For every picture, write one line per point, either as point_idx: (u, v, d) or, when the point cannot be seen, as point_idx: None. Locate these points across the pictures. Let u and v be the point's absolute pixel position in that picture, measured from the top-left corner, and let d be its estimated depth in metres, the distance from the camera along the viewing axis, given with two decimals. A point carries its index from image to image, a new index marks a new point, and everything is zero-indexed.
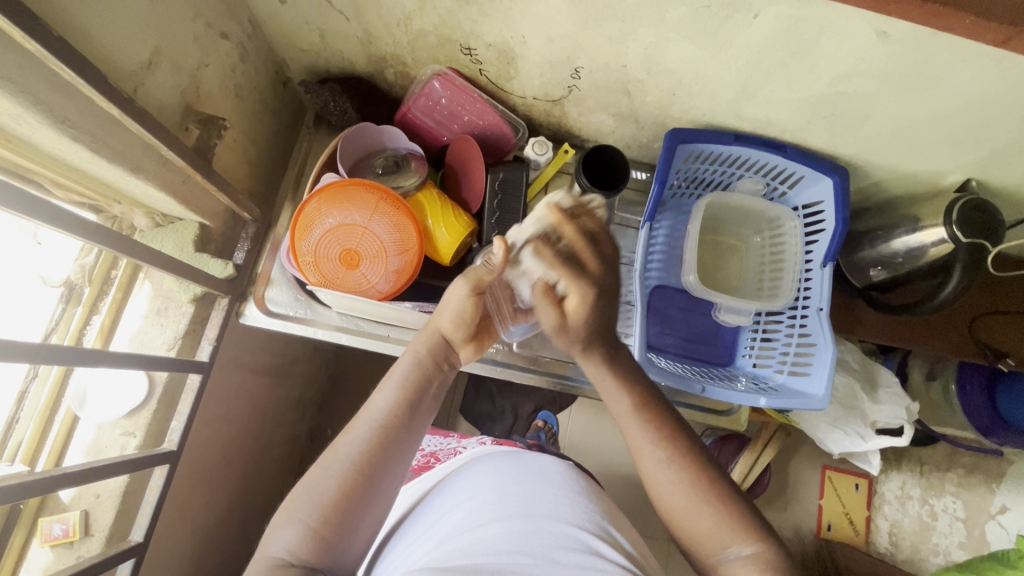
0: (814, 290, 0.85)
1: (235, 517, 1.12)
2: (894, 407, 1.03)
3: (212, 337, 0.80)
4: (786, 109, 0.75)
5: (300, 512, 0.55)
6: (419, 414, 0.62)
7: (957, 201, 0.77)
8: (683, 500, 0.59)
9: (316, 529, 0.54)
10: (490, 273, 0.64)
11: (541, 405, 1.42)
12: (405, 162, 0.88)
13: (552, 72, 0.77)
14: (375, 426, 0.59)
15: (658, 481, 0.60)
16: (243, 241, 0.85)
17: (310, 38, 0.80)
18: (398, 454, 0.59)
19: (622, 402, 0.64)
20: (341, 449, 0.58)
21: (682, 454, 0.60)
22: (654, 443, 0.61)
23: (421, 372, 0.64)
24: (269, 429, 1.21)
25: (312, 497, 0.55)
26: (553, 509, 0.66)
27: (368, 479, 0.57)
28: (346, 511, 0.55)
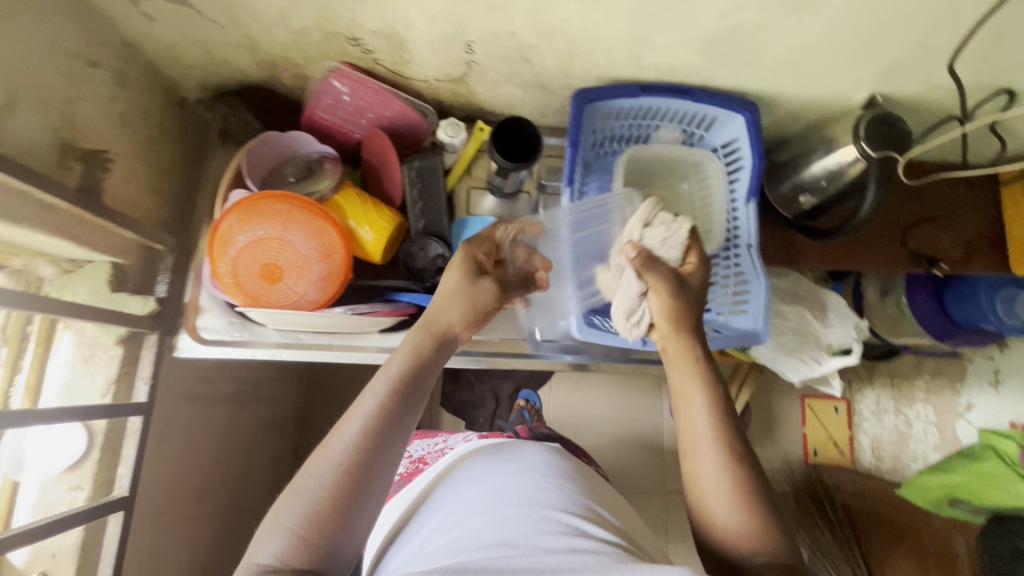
0: (742, 227, 0.86)
1: (223, 548, 1.11)
2: (844, 327, 1.06)
3: (147, 375, 0.77)
4: (683, 52, 0.74)
5: (285, 519, 0.51)
6: (409, 407, 0.57)
7: (862, 118, 0.79)
8: (723, 497, 0.57)
9: (307, 537, 0.49)
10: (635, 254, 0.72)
11: (520, 384, 1.51)
12: (318, 166, 0.86)
13: (445, 49, 0.75)
14: (362, 428, 0.54)
15: (705, 474, 0.59)
16: (163, 273, 0.81)
17: (192, 52, 0.77)
18: (393, 446, 0.55)
19: (692, 390, 0.63)
20: (331, 452, 0.53)
21: (736, 460, 0.58)
22: (713, 437, 0.60)
23: (419, 364, 0.60)
24: (242, 455, 1.20)
25: (300, 504, 0.51)
26: (534, 500, 0.65)
27: (359, 486, 0.52)
28: (335, 514, 0.51)
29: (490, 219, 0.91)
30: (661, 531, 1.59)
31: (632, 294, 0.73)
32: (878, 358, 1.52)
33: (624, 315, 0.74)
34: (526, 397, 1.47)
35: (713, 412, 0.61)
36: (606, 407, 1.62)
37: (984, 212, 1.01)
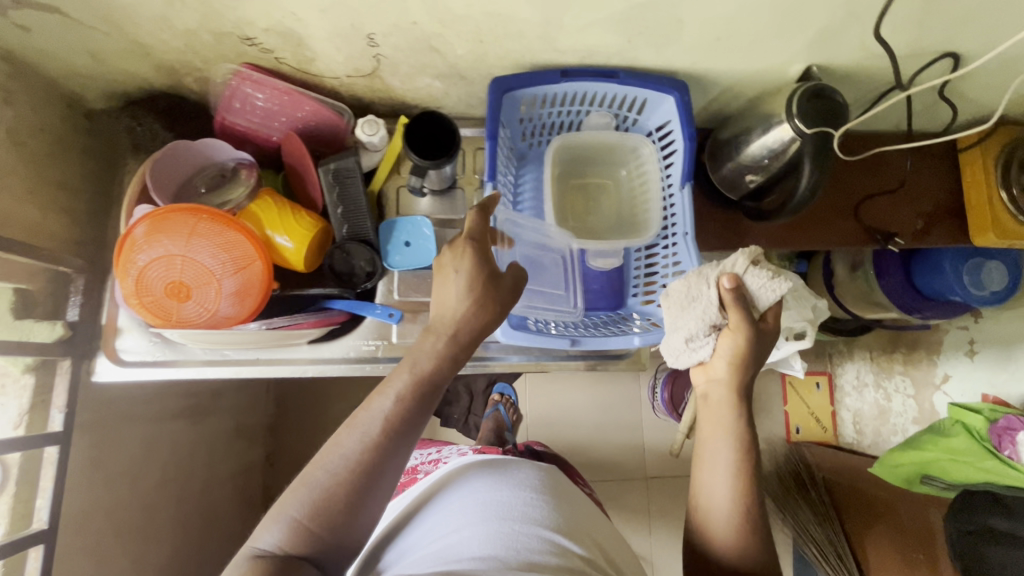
0: (678, 214, 0.82)
1: (193, 561, 1.10)
2: (800, 309, 1.01)
3: (62, 404, 0.75)
4: (599, 32, 0.70)
5: (290, 507, 0.52)
6: (423, 409, 0.57)
7: (796, 91, 0.74)
8: (724, 503, 0.62)
9: (306, 523, 0.51)
10: (728, 291, 0.65)
11: (496, 379, 1.54)
12: (234, 174, 0.83)
13: (347, 44, 0.71)
14: (378, 426, 0.54)
15: (712, 490, 0.63)
16: (75, 296, 0.79)
17: (83, 63, 0.73)
18: (404, 445, 0.55)
19: (724, 414, 0.65)
20: (343, 443, 0.54)
21: (746, 487, 0.61)
22: (731, 452, 0.63)
23: (440, 366, 0.59)
24: (209, 466, 1.18)
25: (305, 492, 0.52)
26: (523, 514, 0.64)
27: (365, 482, 0.53)
28: (339, 505, 0.52)
29: (420, 218, 0.87)
30: (643, 517, 1.58)
31: (704, 323, 0.67)
32: (851, 334, 1.49)
33: (685, 340, 0.69)
34: (501, 390, 1.54)
35: (735, 438, 0.64)
36: (581, 397, 1.60)
37: (942, 181, 0.97)
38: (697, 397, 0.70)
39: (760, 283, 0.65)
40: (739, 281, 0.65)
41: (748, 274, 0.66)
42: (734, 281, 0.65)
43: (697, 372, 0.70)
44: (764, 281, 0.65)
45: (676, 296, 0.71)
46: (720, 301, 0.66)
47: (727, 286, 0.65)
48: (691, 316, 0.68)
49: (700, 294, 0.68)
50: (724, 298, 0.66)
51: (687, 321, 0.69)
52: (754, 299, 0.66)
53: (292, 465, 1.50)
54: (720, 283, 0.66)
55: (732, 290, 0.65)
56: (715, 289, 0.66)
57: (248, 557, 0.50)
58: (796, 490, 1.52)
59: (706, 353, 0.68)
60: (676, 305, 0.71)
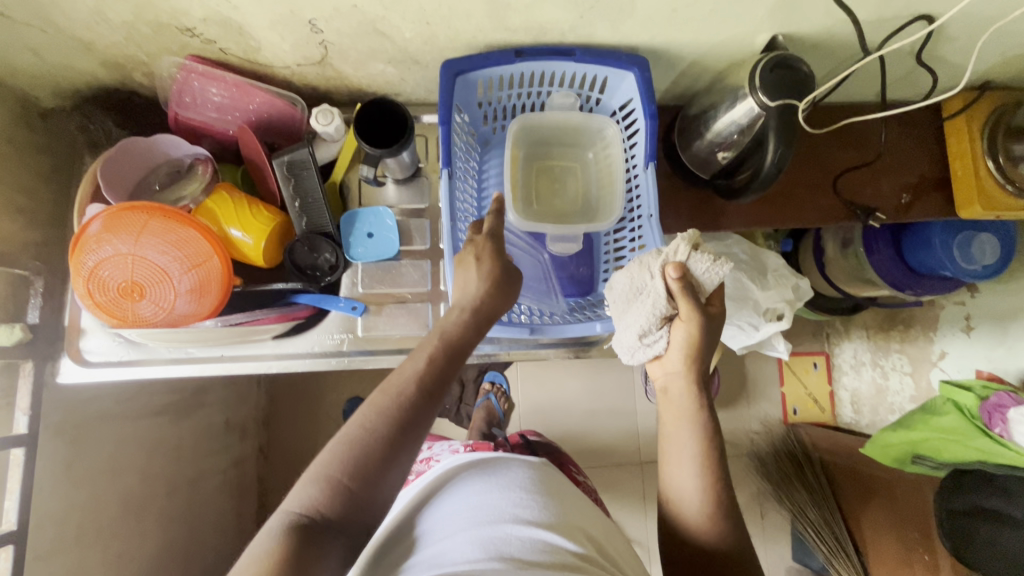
0: (643, 195, 0.79)
1: (184, 556, 1.10)
2: (780, 292, 1.02)
3: (26, 406, 0.75)
4: (549, 8, 0.67)
5: (323, 468, 0.50)
6: (453, 367, 0.58)
7: (759, 62, 0.71)
8: (692, 488, 0.61)
9: (341, 481, 0.49)
10: (672, 280, 0.62)
11: (486, 367, 1.54)
12: (190, 170, 0.82)
13: (290, 31, 0.69)
14: (411, 384, 0.54)
15: (680, 480, 0.62)
16: (35, 298, 0.79)
17: (26, 61, 0.72)
18: (435, 406, 0.55)
19: (681, 400, 0.64)
20: (377, 402, 0.53)
21: (714, 473, 0.60)
22: (690, 440, 0.62)
23: (465, 332, 0.61)
24: (198, 461, 1.19)
25: (339, 450, 0.50)
26: (514, 513, 0.62)
27: (401, 438, 0.52)
28: (375, 460, 0.50)
29: (383, 209, 0.86)
30: (639, 502, 1.57)
31: (653, 316, 0.64)
32: (845, 313, 1.46)
33: (638, 337, 0.66)
34: (492, 378, 1.53)
35: (694, 422, 0.63)
36: (572, 383, 1.59)
37: (926, 152, 0.93)
38: (656, 390, 0.68)
39: (704, 267, 0.62)
40: (682, 268, 0.63)
41: (690, 260, 0.63)
42: (677, 270, 0.62)
43: (654, 365, 0.68)
44: (707, 266, 0.62)
45: (620, 290, 0.68)
46: (666, 291, 0.63)
47: (671, 276, 0.62)
48: (639, 311, 0.65)
49: (644, 286, 0.65)
50: (671, 288, 0.63)
51: (636, 316, 0.66)
52: (699, 283, 0.64)
53: (285, 458, 1.51)
54: (663, 274, 0.63)
55: (677, 279, 0.62)
56: (661, 281, 0.63)
57: (280, 524, 0.47)
58: (795, 474, 1.48)
59: (660, 347, 0.65)
60: (622, 299, 0.68)
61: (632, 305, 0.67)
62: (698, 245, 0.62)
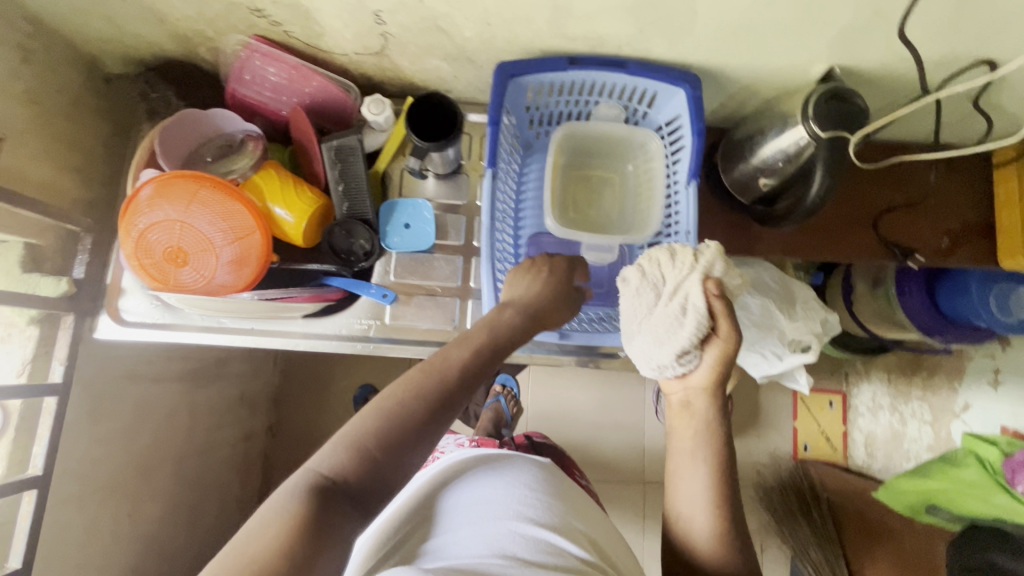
0: (682, 212, 0.79)
1: (185, 521, 1.12)
2: (808, 321, 1.01)
3: (63, 356, 0.77)
4: (610, 19, 0.68)
5: (356, 432, 0.49)
6: (491, 364, 0.60)
7: (813, 93, 0.71)
8: (703, 509, 0.60)
9: (372, 446, 0.48)
10: (713, 293, 0.62)
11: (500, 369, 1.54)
12: (240, 146, 0.84)
13: (355, 20, 0.71)
14: (452, 369, 0.56)
15: (690, 500, 0.61)
16: (82, 254, 0.81)
17: (100, 26, 0.74)
18: (471, 393, 0.57)
19: (696, 417, 0.64)
20: (417, 378, 0.54)
21: (723, 494, 0.60)
22: (703, 457, 0.62)
23: (508, 336, 0.64)
24: (210, 431, 1.20)
25: (374, 416, 0.50)
26: (518, 510, 0.62)
27: (436, 420, 0.52)
28: (407, 435, 0.50)
29: (422, 202, 0.87)
30: (638, 521, 1.55)
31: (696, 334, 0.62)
32: (868, 353, 1.43)
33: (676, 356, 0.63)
34: (504, 381, 1.51)
35: (709, 438, 0.62)
36: (582, 394, 1.59)
37: (971, 198, 0.92)
38: (673, 404, 0.66)
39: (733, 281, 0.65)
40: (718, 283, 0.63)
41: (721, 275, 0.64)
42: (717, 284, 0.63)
43: (675, 384, 0.66)
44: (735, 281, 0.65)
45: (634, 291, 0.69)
46: (709, 306, 0.62)
47: (711, 289, 0.63)
48: (671, 321, 0.64)
49: (676, 294, 0.65)
50: (712, 305, 0.62)
51: (665, 324, 0.64)
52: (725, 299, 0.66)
53: (293, 437, 1.53)
54: (703, 288, 0.63)
55: (715, 294, 0.63)
56: (698, 293, 0.63)
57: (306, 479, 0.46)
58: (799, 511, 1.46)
59: (690, 366, 0.63)
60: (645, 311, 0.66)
61: (656, 310, 0.67)
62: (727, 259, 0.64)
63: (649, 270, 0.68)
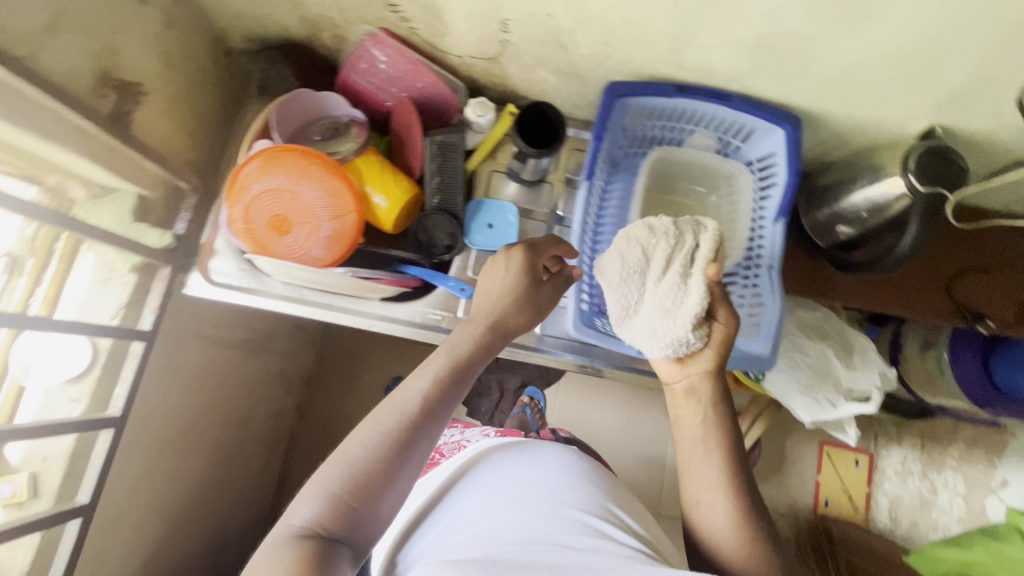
0: (766, 245, 0.80)
1: (217, 483, 1.14)
2: (868, 372, 1.00)
3: (154, 306, 0.81)
4: (726, 53, 0.71)
5: (328, 483, 0.53)
6: (456, 390, 0.62)
7: (913, 149, 0.73)
8: (722, 501, 0.63)
9: (344, 497, 0.52)
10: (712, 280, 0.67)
11: (527, 380, 1.54)
12: (345, 129, 0.88)
13: (481, 25, 0.74)
14: (415, 405, 0.58)
15: (708, 500, 0.64)
16: (185, 211, 0.85)
17: (239, 2, 0.79)
18: (439, 423, 0.59)
19: (699, 413, 0.69)
20: (380, 423, 0.57)
21: (738, 483, 0.64)
22: (711, 447, 0.66)
23: (475, 355, 0.64)
24: (251, 400, 1.23)
25: (342, 468, 0.53)
26: (553, 497, 0.64)
27: (402, 460, 0.55)
28: (376, 480, 0.53)
29: (506, 204, 0.90)
30: None
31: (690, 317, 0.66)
32: (909, 415, 1.41)
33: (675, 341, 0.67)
34: (530, 394, 1.53)
35: (718, 432, 0.67)
36: (609, 416, 1.59)
37: None
38: (678, 392, 0.71)
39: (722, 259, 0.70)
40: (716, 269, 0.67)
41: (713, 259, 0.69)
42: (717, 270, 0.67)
43: (670, 367, 0.71)
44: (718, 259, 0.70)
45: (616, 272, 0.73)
46: (708, 291, 0.67)
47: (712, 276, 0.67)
48: (670, 294, 0.68)
49: (672, 270, 0.69)
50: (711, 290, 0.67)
51: (665, 298, 0.69)
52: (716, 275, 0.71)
53: (320, 419, 1.55)
54: (707, 270, 0.67)
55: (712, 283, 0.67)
56: (699, 273, 0.68)
57: (287, 535, 0.50)
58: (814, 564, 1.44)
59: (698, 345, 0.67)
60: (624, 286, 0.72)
61: (651, 286, 0.71)
62: (719, 245, 0.69)
63: (642, 247, 0.72)
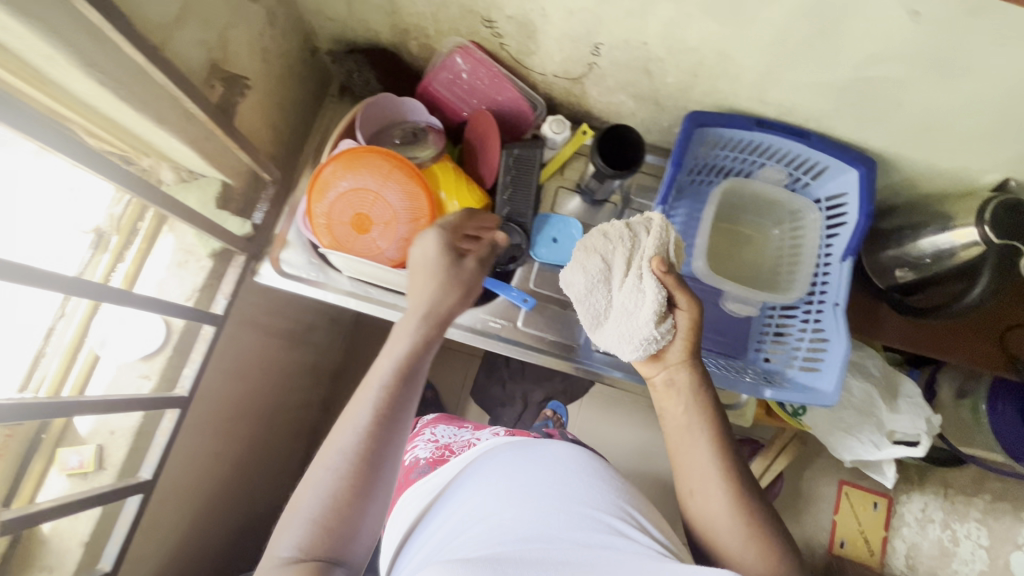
0: (831, 284, 0.81)
1: (250, 470, 1.15)
2: (913, 417, 1.00)
3: (227, 292, 0.83)
4: (812, 93, 0.72)
5: (305, 510, 0.54)
6: (409, 390, 0.63)
7: (989, 200, 0.74)
8: (719, 492, 0.65)
9: (325, 521, 0.54)
10: (664, 275, 0.69)
11: (551, 395, 1.50)
12: (423, 135, 0.90)
13: (572, 47, 0.76)
14: (370, 415, 0.59)
15: (706, 493, 0.65)
16: (263, 202, 0.88)
17: (337, 6, 0.81)
18: (396, 425, 0.60)
19: (682, 404, 0.70)
20: (337, 442, 0.58)
21: (728, 468, 0.66)
22: (699, 439, 0.68)
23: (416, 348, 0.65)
24: (288, 391, 1.24)
25: (316, 494, 0.55)
26: (564, 488, 0.64)
27: (371, 472, 0.57)
28: (349, 499, 0.55)
29: (572, 221, 0.91)
30: None
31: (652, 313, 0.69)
32: (938, 463, 1.40)
33: (649, 337, 0.69)
34: (554, 408, 1.44)
35: (705, 423, 0.68)
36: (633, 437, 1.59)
37: None
38: (659, 386, 0.73)
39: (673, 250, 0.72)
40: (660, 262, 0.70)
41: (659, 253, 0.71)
42: (660, 263, 0.70)
43: (652, 366, 0.73)
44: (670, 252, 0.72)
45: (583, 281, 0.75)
46: (660, 284, 0.69)
47: (659, 273, 0.70)
48: (632, 297, 0.71)
49: (630, 271, 0.71)
50: (665, 282, 0.69)
51: (627, 301, 0.72)
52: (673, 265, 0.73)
53: None
54: (651, 265, 0.70)
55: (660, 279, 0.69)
56: (648, 269, 0.70)
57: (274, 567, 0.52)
58: None
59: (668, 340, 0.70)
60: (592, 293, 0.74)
61: (615, 290, 0.73)
62: (667, 237, 0.71)
63: (602, 254, 0.73)
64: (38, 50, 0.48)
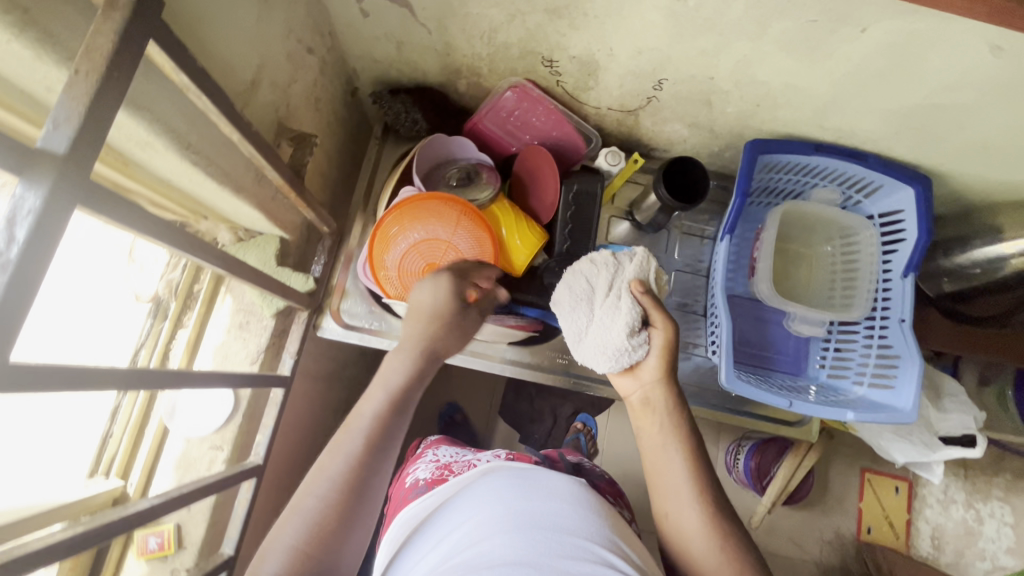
0: (894, 301, 0.84)
1: None
2: (961, 416, 1.02)
3: (293, 350, 0.78)
4: (875, 119, 0.74)
5: (284, 537, 0.48)
6: (400, 418, 0.54)
7: None
8: (692, 518, 0.56)
9: (305, 550, 0.47)
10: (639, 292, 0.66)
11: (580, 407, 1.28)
12: (476, 173, 0.88)
13: (634, 82, 0.76)
14: (360, 443, 0.52)
15: (678, 518, 0.57)
16: (320, 254, 0.85)
17: (386, 49, 0.79)
18: (386, 455, 0.53)
19: (658, 419, 0.62)
20: (328, 467, 0.51)
21: (704, 489, 0.57)
22: (672, 454, 0.59)
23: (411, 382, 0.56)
24: None
25: (299, 523, 0.48)
26: (559, 518, 0.48)
27: (350, 502, 0.49)
28: (331, 526, 0.48)
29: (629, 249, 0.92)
30: None
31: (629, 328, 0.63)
32: None
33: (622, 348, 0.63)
34: (584, 421, 1.30)
35: (678, 440, 0.60)
36: None
37: None
38: (634, 404, 0.65)
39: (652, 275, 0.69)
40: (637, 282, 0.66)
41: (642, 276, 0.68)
42: (639, 284, 0.66)
43: (628, 380, 0.66)
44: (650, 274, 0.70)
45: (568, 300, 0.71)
46: (638, 304, 0.65)
47: (641, 296, 0.66)
48: (609, 312, 0.66)
49: (611, 292, 0.67)
50: (642, 302, 0.65)
51: (605, 318, 0.67)
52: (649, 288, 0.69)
53: None
54: (630, 286, 0.66)
55: (637, 297, 0.66)
56: (627, 290, 0.66)
57: None
58: None
59: (641, 353, 0.63)
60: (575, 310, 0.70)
61: (597, 308, 0.68)
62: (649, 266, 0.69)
63: (586, 276, 0.71)
64: (133, 135, 0.46)
